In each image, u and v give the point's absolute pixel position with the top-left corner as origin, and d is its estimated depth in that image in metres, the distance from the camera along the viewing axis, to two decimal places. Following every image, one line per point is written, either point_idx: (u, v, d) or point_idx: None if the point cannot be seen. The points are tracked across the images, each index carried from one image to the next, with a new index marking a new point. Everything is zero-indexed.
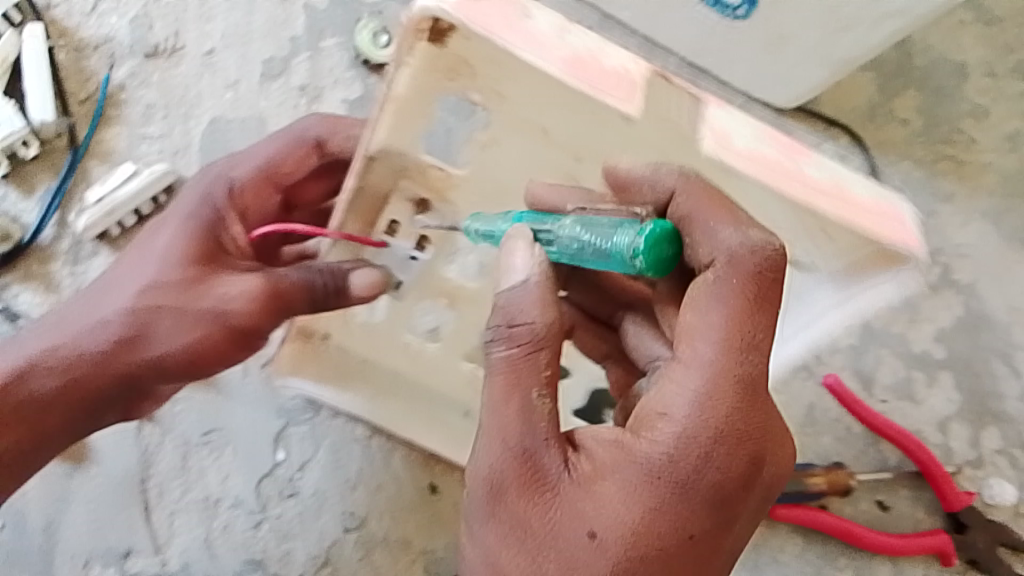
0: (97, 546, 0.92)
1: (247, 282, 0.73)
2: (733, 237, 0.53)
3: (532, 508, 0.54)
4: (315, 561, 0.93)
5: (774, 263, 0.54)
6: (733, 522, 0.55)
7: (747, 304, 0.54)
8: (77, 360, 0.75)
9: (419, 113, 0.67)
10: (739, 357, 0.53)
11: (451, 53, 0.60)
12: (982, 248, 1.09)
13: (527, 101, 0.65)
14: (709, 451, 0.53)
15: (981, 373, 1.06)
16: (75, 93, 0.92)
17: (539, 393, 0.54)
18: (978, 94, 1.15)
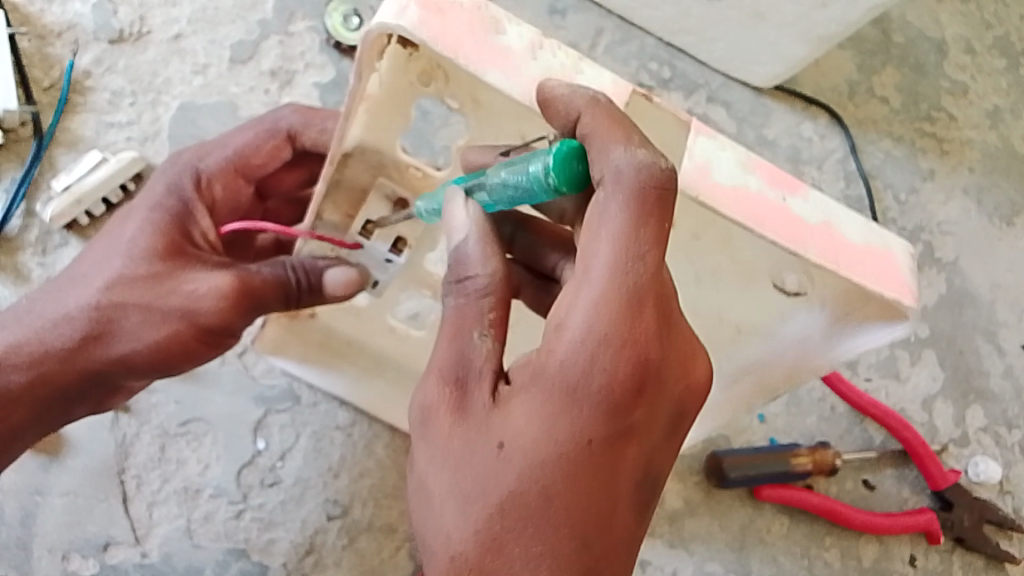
0: (73, 538, 0.78)
1: (218, 278, 0.62)
2: (627, 160, 0.46)
3: (457, 431, 0.50)
4: (299, 550, 0.80)
5: (665, 180, 0.46)
6: (643, 431, 0.49)
7: (645, 200, 0.46)
8: (16, 369, 0.62)
9: (384, 126, 0.59)
10: (642, 258, 0.46)
11: (424, 57, 0.54)
12: (964, 225, 1.05)
13: (509, 107, 0.57)
14: (603, 353, 0.46)
15: (965, 351, 1.00)
16: (38, 81, 0.87)
17: (481, 335, 0.51)
18: (956, 71, 1.11)
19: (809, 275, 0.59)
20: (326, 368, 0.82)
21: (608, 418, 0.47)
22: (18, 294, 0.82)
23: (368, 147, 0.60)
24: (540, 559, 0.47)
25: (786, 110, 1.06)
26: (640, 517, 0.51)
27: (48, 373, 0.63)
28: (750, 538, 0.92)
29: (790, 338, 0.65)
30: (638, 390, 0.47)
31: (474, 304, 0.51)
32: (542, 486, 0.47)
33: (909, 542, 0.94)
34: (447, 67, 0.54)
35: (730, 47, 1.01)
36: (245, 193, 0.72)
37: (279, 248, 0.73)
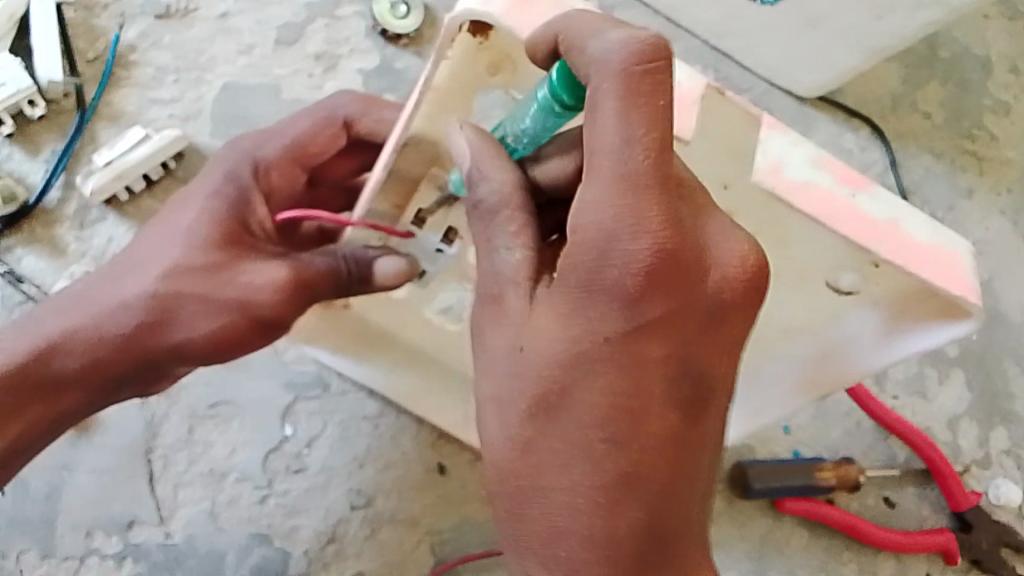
0: (99, 515, 0.78)
1: (274, 269, 0.62)
2: (609, 44, 0.44)
3: (494, 333, 0.51)
4: (321, 538, 0.79)
5: (649, 55, 0.44)
6: (667, 325, 0.47)
7: (638, 79, 0.44)
8: (72, 354, 0.63)
9: (447, 119, 0.59)
10: (641, 138, 0.44)
11: (495, 46, 0.54)
12: (1000, 246, 1.03)
13: None
14: (612, 246, 0.45)
15: (994, 373, 0.99)
16: (82, 53, 0.87)
17: (507, 248, 0.50)
18: (1001, 90, 1.10)
19: (864, 274, 0.60)
20: (360, 359, 0.81)
21: (621, 313, 0.46)
22: (55, 268, 0.81)
23: (424, 139, 0.59)
24: (569, 457, 0.48)
25: (829, 119, 1.05)
26: (690, 419, 0.49)
27: (102, 359, 0.64)
28: (769, 549, 0.92)
29: (841, 340, 0.66)
30: (652, 282, 0.45)
31: (495, 220, 0.51)
32: (562, 383, 0.47)
33: (927, 561, 0.93)
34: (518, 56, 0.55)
35: (777, 55, 1.00)
36: (297, 185, 0.71)
37: (322, 237, 0.72)
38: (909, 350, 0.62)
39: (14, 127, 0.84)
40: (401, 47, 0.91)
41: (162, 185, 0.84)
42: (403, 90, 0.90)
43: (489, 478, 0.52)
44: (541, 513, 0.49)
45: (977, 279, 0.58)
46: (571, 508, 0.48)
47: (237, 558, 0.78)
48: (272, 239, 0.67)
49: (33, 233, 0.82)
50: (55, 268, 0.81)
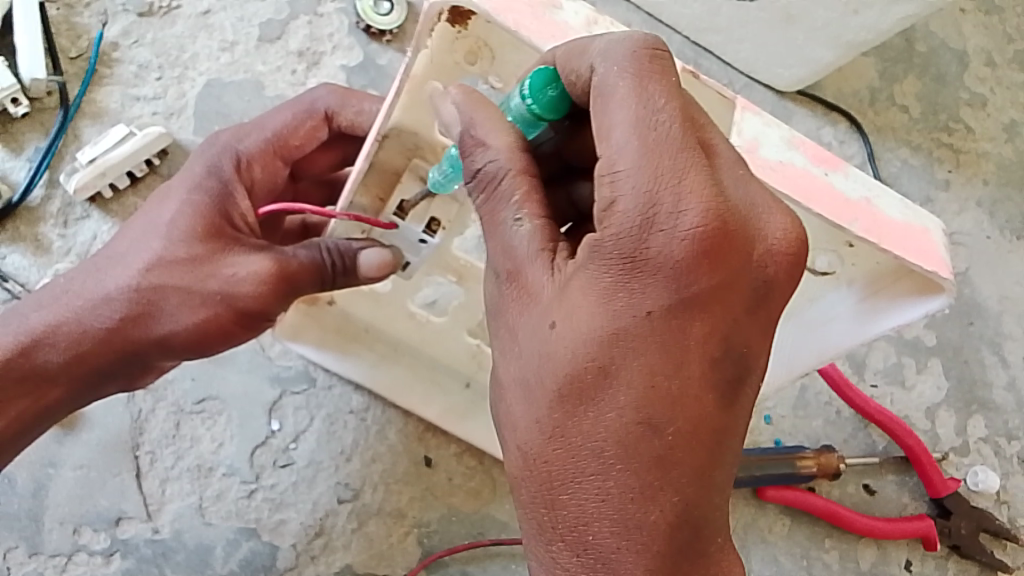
0: (86, 511, 0.78)
1: (258, 262, 0.63)
2: (612, 49, 0.46)
3: (521, 313, 0.49)
4: (309, 532, 0.80)
5: (654, 52, 0.46)
6: (712, 301, 0.45)
7: (647, 70, 0.45)
8: (57, 348, 0.64)
9: (425, 109, 0.60)
10: (663, 112, 0.45)
11: (472, 35, 0.55)
12: (976, 237, 1.05)
13: None
14: (654, 212, 0.44)
15: (970, 362, 1.01)
16: (65, 51, 0.87)
17: (518, 220, 0.49)
18: (976, 83, 1.11)
19: (841, 254, 0.62)
20: (343, 354, 0.82)
21: (670, 286, 0.44)
22: (40, 265, 0.81)
23: (404, 129, 0.61)
24: (603, 442, 0.47)
25: (808, 113, 1.06)
26: (730, 403, 0.48)
27: (87, 352, 0.64)
28: (752, 536, 0.93)
29: (815, 317, 0.66)
30: (700, 257, 0.44)
31: (501, 195, 0.49)
32: (601, 362, 0.46)
33: (907, 548, 0.94)
34: (496, 44, 0.56)
35: (757, 49, 1.01)
36: (280, 178, 0.71)
37: (306, 230, 0.74)
38: (887, 326, 0.63)
39: None
40: (383, 43, 0.91)
41: (147, 182, 0.84)
42: (386, 87, 0.91)
43: (514, 466, 0.51)
44: (573, 504, 0.48)
45: (949, 256, 0.58)
46: (604, 494, 0.48)
47: (225, 552, 0.79)
48: (256, 234, 0.66)
49: (17, 231, 0.82)
50: (40, 266, 0.81)
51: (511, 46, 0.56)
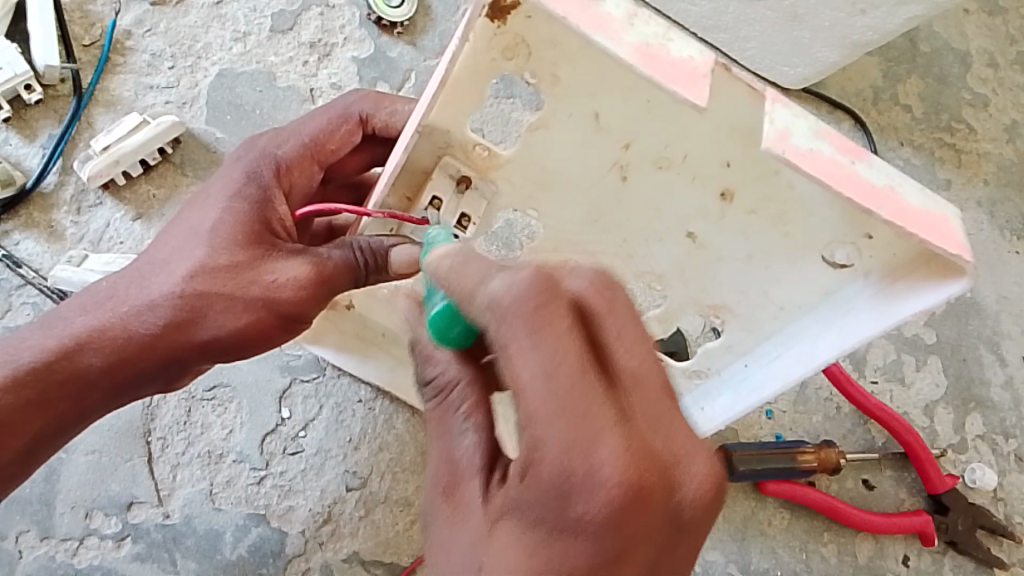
0: (99, 495, 0.79)
1: (298, 268, 0.64)
2: (500, 291, 0.45)
3: (454, 530, 0.50)
4: (317, 519, 0.81)
5: (539, 284, 0.44)
6: (632, 559, 0.45)
7: (538, 317, 0.44)
8: (96, 351, 0.65)
9: (455, 106, 0.62)
10: (562, 367, 0.43)
11: (510, 31, 0.56)
12: (976, 236, 1.06)
13: (587, 84, 0.59)
14: (573, 472, 0.43)
15: (968, 359, 1.02)
16: (79, 38, 0.87)
17: (462, 429, 0.54)
18: (978, 84, 1.12)
19: (857, 245, 0.61)
20: (363, 358, 0.83)
21: (587, 549, 0.44)
22: (52, 251, 0.82)
23: (436, 128, 0.64)
24: None
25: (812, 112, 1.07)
26: None
27: (126, 352, 0.65)
28: (752, 529, 0.94)
29: (836, 313, 0.64)
30: (617, 523, 0.43)
31: (451, 402, 0.56)
32: None
33: (904, 542, 0.95)
34: (533, 42, 0.56)
35: (764, 48, 1.02)
36: (314, 181, 0.72)
37: (332, 232, 0.76)
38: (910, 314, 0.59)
39: (10, 112, 0.84)
40: (394, 36, 0.92)
41: (159, 171, 0.85)
42: (396, 79, 0.91)
43: None
44: None
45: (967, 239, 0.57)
46: None
47: (235, 538, 0.79)
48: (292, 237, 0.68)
49: (30, 218, 0.83)
50: (53, 252, 0.82)
51: (547, 42, 0.56)
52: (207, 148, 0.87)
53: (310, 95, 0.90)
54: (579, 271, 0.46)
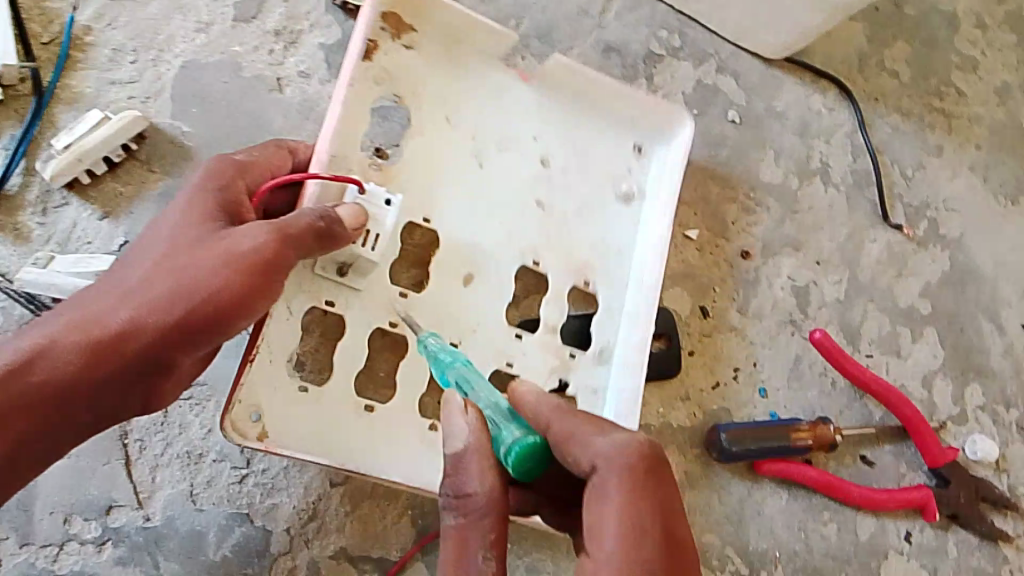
0: (77, 500, 0.78)
1: (259, 223, 0.65)
2: (609, 446, 0.54)
3: None
4: (302, 516, 0.79)
5: (643, 455, 0.54)
6: None
7: (634, 476, 0.53)
8: (69, 352, 0.61)
9: (352, 127, 0.76)
10: (649, 530, 0.52)
11: (376, 62, 0.79)
12: (970, 202, 1.04)
13: (441, 91, 0.82)
14: None
15: (966, 328, 1.00)
16: (38, 35, 0.86)
17: (484, 557, 0.54)
18: (967, 46, 1.10)
19: None
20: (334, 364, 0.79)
21: None
22: (19, 254, 0.80)
23: (336, 153, 0.75)
24: None
25: (796, 81, 1.05)
26: None
27: (103, 345, 0.61)
28: (750, 509, 0.92)
29: None
30: None
31: (475, 527, 0.54)
32: None
33: (906, 518, 0.94)
34: (390, 66, 0.79)
35: (744, 18, 0.99)
36: (285, 165, 0.75)
37: None
38: None
39: None
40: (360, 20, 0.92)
41: (124, 167, 0.84)
42: None
43: None
44: None
45: None
46: None
47: (218, 538, 0.78)
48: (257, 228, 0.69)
49: None
50: (20, 255, 0.80)
51: (401, 69, 0.80)
52: (174, 142, 0.86)
53: (277, 84, 0.89)
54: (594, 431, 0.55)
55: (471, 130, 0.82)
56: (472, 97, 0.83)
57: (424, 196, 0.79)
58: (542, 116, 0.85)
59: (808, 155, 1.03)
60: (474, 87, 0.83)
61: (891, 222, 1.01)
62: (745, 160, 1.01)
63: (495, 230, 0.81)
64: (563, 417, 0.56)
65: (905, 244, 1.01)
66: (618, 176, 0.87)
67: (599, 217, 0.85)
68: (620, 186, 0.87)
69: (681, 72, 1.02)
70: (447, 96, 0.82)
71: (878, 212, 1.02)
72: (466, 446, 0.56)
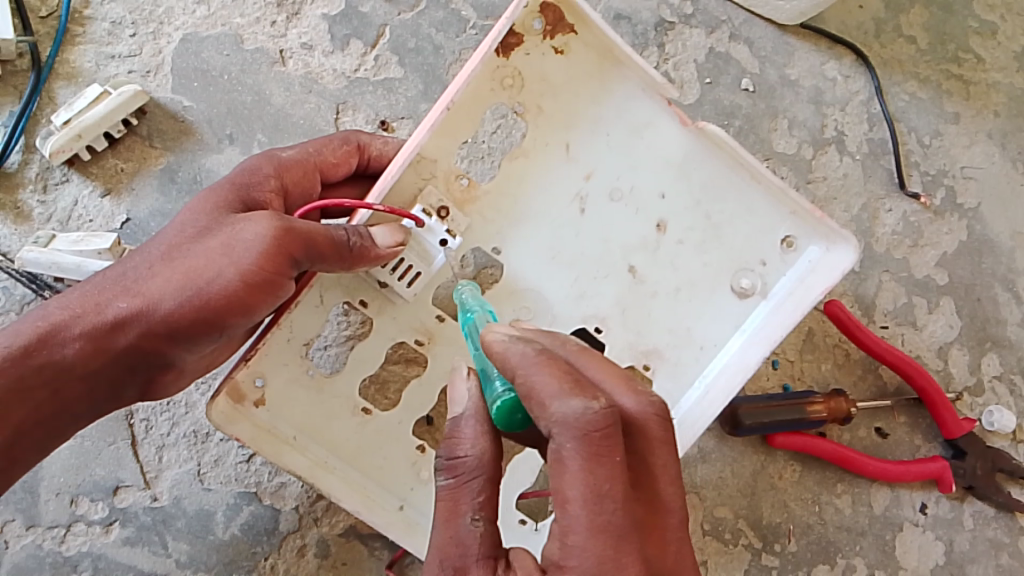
0: (83, 480, 0.77)
1: (261, 218, 0.62)
2: (569, 411, 0.48)
3: None
4: (311, 493, 0.79)
5: (602, 420, 0.48)
6: None
7: (592, 442, 0.48)
8: (72, 337, 0.62)
9: (449, 132, 0.68)
10: (608, 494, 0.48)
11: (509, 63, 0.69)
12: (988, 170, 1.01)
13: (565, 108, 0.71)
14: None
15: (983, 298, 0.98)
16: (34, 10, 0.85)
17: (473, 518, 0.53)
18: (985, 11, 1.07)
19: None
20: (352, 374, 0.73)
21: None
22: (20, 233, 0.81)
23: (426, 155, 0.68)
24: None
25: (812, 48, 1.02)
26: None
27: (104, 332, 0.62)
28: (762, 483, 0.91)
29: None
30: None
31: (468, 485, 0.54)
32: None
33: (921, 490, 0.92)
34: (525, 72, 0.69)
35: None
36: (345, 163, 0.76)
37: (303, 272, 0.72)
38: None
39: None
40: None
41: (125, 144, 0.84)
42: (370, 35, 0.90)
43: None
44: None
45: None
46: None
47: (226, 517, 0.78)
48: None
49: None
50: (21, 234, 0.81)
51: (537, 80, 0.70)
52: (174, 117, 0.85)
53: (279, 57, 0.88)
54: (554, 394, 0.49)
55: (586, 166, 0.72)
56: (606, 130, 0.72)
57: (502, 229, 0.71)
58: (683, 171, 0.72)
59: (822, 124, 1.00)
60: (617, 118, 0.72)
61: (907, 191, 0.99)
62: (758, 129, 0.99)
63: (565, 287, 0.72)
64: (528, 370, 0.50)
65: (920, 214, 0.99)
66: (741, 267, 0.73)
67: (701, 305, 0.73)
68: (740, 278, 0.73)
69: (693, 40, 1.01)
70: (574, 120, 0.71)
71: (894, 180, 1.00)
72: (463, 411, 0.56)
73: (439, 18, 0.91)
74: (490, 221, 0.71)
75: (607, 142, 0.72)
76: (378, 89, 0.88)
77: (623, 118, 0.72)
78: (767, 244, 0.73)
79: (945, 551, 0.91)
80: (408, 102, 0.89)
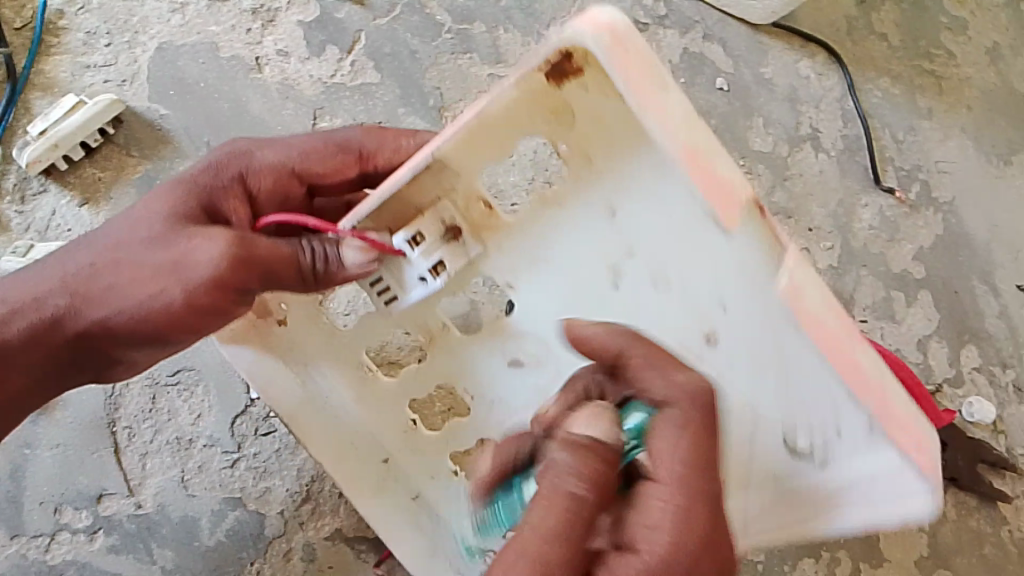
0: (67, 490, 0.77)
1: (216, 239, 0.59)
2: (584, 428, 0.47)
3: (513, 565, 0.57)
4: (295, 498, 0.79)
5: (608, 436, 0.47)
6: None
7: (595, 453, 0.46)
8: (12, 327, 0.63)
9: (476, 156, 0.55)
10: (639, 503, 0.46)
11: (560, 95, 0.51)
12: (962, 164, 1.02)
13: (615, 161, 0.57)
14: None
15: (961, 291, 0.98)
16: (10, 22, 0.87)
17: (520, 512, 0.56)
18: (955, 8, 1.08)
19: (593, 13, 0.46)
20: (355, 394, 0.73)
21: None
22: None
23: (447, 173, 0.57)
24: None
25: (784, 47, 1.04)
26: None
27: (42, 327, 0.63)
28: None
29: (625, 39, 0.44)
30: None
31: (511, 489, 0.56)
32: None
33: None
34: (579, 109, 0.52)
35: None
36: (348, 168, 0.66)
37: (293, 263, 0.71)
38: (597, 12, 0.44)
39: None
40: None
41: (102, 152, 0.84)
42: (345, 40, 0.90)
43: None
44: None
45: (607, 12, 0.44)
46: None
47: (210, 524, 0.77)
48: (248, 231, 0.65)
49: None
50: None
51: (592, 124, 0.54)
52: (151, 125, 0.86)
53: (256, 64, 0.89)
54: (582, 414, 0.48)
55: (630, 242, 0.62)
56: (675, 208, 0.56)
57: (517, 269, 0.68)
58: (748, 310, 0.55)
59: (797, 122, 1.02)
60: (681, 203, 0.55)
61: (882, 186, 1.00)
62: (733, 127, 1.00)
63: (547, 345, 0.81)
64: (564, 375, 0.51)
65: (896, 209, 1.00)
66: (796, 419, 0.55)
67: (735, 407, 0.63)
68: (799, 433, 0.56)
69: (667, 40, 1.02)
70: (622, 174, 0.58)
71: (868, 176, 1.01)
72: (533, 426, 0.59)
73: (415, 23, 0.92)
74: (506, 253, 0.67)
75: (667, 236, 0.58)
76: (355, 94, 0.89)
77: (686, 225, 0.56)
78: (849, 424, 0.49)
79: (931, 543, 0.91)
80: (385, 106, 0.89)
